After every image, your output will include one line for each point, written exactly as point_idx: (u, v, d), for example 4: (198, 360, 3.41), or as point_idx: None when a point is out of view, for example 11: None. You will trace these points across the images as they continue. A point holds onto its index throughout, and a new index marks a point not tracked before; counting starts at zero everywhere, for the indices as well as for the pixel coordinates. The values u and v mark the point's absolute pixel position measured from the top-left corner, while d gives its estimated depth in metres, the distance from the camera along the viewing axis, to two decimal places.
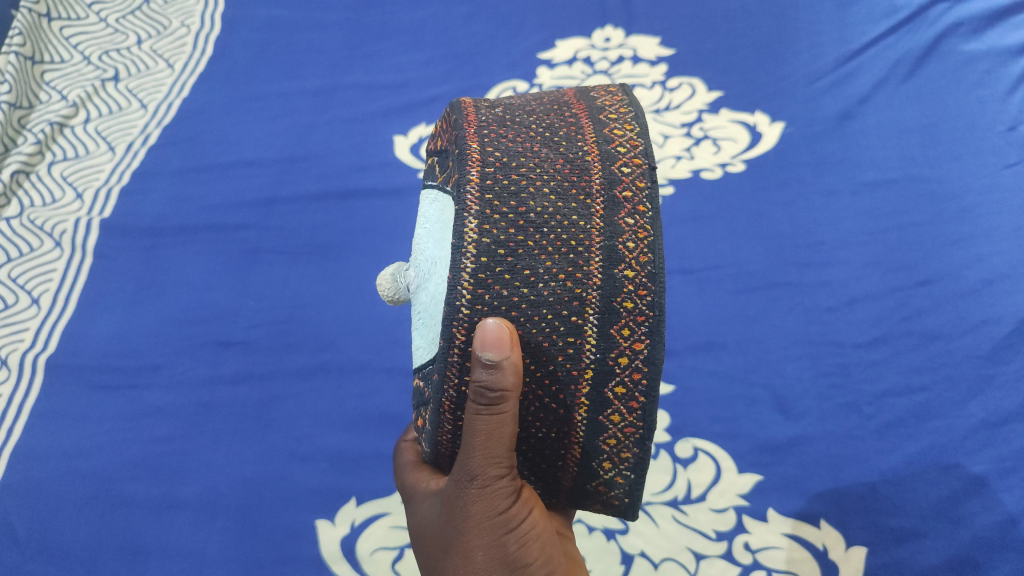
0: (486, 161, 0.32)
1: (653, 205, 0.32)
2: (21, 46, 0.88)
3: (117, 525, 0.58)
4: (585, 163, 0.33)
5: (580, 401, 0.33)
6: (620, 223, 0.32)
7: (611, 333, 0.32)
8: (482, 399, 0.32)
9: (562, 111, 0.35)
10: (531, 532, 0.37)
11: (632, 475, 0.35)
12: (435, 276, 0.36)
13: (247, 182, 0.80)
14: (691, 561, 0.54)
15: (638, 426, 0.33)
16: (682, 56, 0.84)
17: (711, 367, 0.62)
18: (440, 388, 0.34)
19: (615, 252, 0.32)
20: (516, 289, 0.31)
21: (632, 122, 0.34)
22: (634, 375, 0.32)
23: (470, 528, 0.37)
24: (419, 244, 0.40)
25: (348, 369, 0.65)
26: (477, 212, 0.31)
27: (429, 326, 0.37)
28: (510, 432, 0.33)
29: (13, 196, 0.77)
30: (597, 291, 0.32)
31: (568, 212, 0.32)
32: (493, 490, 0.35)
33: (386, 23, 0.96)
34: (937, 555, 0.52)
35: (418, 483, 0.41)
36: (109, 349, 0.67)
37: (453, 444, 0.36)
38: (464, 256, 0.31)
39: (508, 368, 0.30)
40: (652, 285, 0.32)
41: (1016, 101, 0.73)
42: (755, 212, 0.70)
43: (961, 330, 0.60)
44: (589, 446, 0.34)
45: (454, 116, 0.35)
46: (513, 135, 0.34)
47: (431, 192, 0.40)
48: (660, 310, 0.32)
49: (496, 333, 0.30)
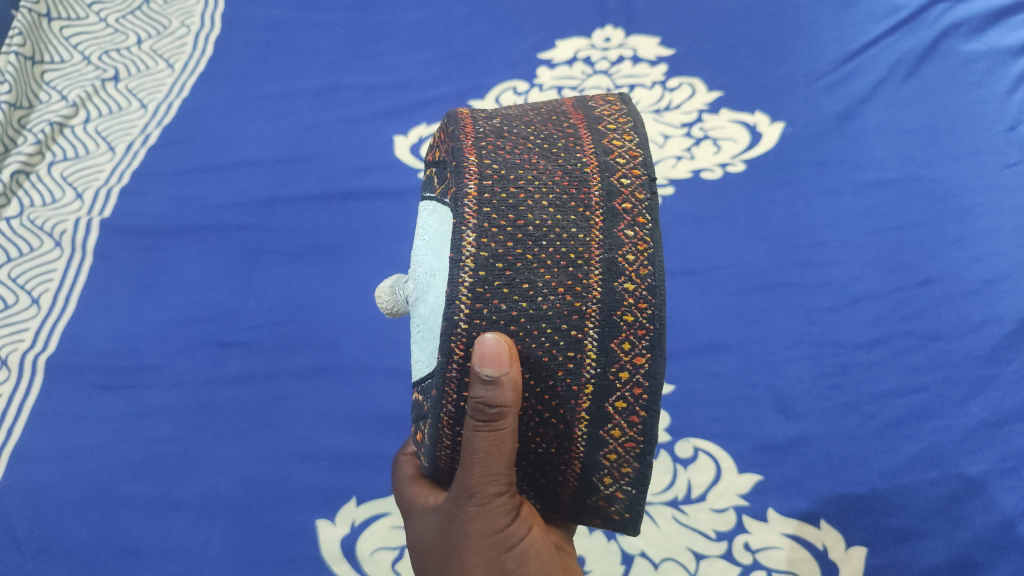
0: (484, 173, 0.32)
1: (653, 216, 0.32)
2: (21, 46, 0.88)
3: (117, 525, 0.58)
4: (584, 175, 0.33)
5: (580, 415, 0.33)
6: (619, 236, 0.32)
7: (612, 347, 0.32)
8: (481, 415, 0.32)
9: (560, 121, 0.35)
10: (530, 549, 0.37)
11: (633, 490, 0.35)
12: (433, 289, 0.36)
13: (247, 183, 0.80)
14: (691, 561, 0.54)
15: (639, 441, 0.33)
16: (682, 56, 0.84)
17: (711, 368, 0.62)
18: (438, 403, 0.33)
19: (615, 265, 0.32)
20: (515, 303, 0.31)
21: (631, 132, 0.34)
22: (634, 390, 0.32)
23: (468, 546, 0.37)
24: (417, 256, 0.40)
25: (348, 369, 0.65)
26: (475, 226, 0.31)
27: (428, 340, 0.36)
28: (509, 449, 0.33)
29: (13, 196, 0.77)
30: (596, 304, 0.32)
31: (567, 225, 0.32)
32: (491, 508, 0.35)
33: (386, 23, 0.96)
34: (936, 555, 0.52)
35: (415, 498, 0.41)
36: (109, 349, 0.67)
37: (451, 459, 0.36)
38: (462, 270, 0.31)
39: (506, 384, 0.30)
40: (652, 298, 0.32)
41: (1016, 101, 0.73)
42: (755, 212, 0.70)
43: (962, 330, 0.60)
44: (590, 461, 0.34)
45: (451, 127, 0.35)
46: (510, 147, 0.34)
47: (429, 203, 0.40)
48: (661, 323, 0.32)
49: (494, 348, 0.30)
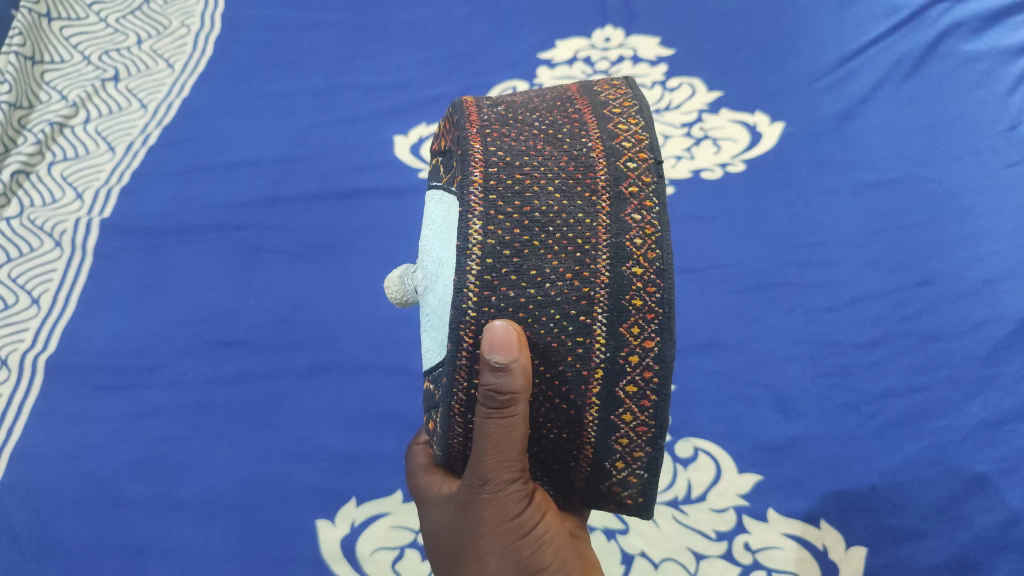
0: (489, 161, 0.32)
1: (660, 200, 0.32)
2: (21, 46, 0.88)
3: (117, 525, 0.58)
4: (590, 160, 0.33)
5: (591, 401, 0.33)
6: (626, 220, 0.32)
7: (621, 332, 0.32)
8: (492, 403, 0.32)
9: (565, 107, 0.35)
10: (545, 536, 0.37)
11: (645, 473, 0.35)
12: (442, 278, 0.36)
13: (247, 182, 0.79)
14: (691, 561, 0.54)
15: (650, 425, 0.33)
16: (682, 56, 0.84)
17: (711, 367, 0.62)
18: (449, 391, 0.33)
19: (622, 249, 0.32)
20: (523, 290, 0.31)
21: (637, 116, 0.34)
22: (644, 373, 0.32)
23: (484, 533, 0.37)
24: (426, 246, 0.40)
25: (348, 368, 0.65)
26: (482, 213, 0.31)
27: (438, 329, 0.36)
28: (521, 435, 0.33)
29: (13, 195, 0.77)
30: (605, 290, 0.32)
31: (574, 210, 0.32)
32: (505, 495, 0.35)
33: (386, 23, 0.96)
34: (936, 555, 0.52)
35: (430, 486, 0.41)
36: (110, 348, 0.67)
37: (463, 448, 0.36)
38: (469, 259, 0.31)
39: (517, 370, 0.30)
40: (661, 282, 0.32)
41: (1015, 100, 0.73)
42: (755, 212, 0.70)
43: (962, 330, 0.60)
44: (601, 446, 0.34)
45: (457, 116, 0.35)
46: (515, 134, 0.34)
47: (435, 193, 0.40)
48: (670, 306, 0.32)
49: (504, 335, 0.30)
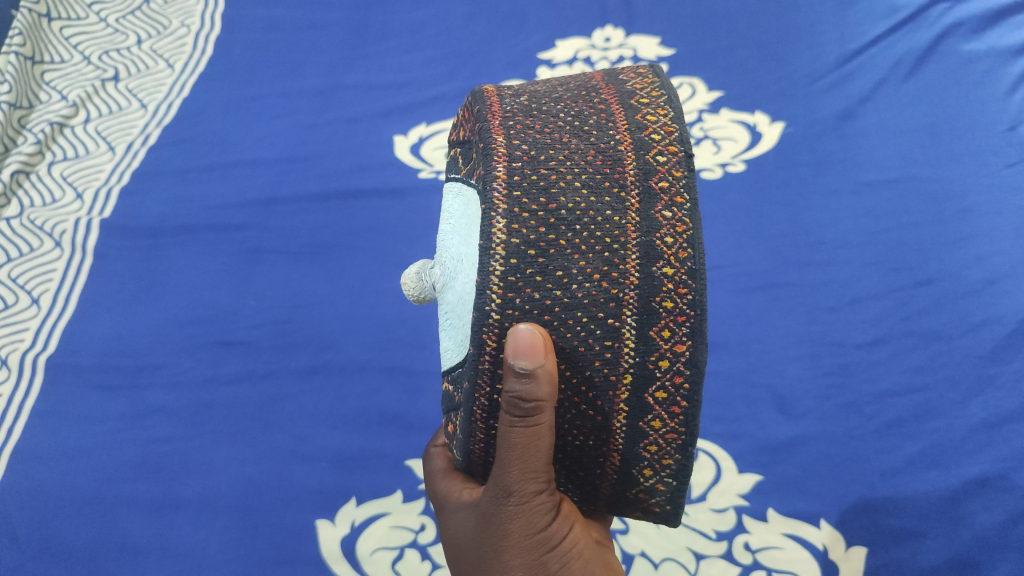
0: (513, 155, 0.32)
1: (691, 196, 0.32)
2: (20, 46, 0.88)
3: (115, 526, 0.58)
4: (618, 153, 0.32)
5: (619, 407, 0.33)
6: (656, 217, 0.32)
7: (651, 336, 0.32)
8: (517, 411, 0.32)
9: (591, 98, 0.35)
10: (572, 550, 0.37)
11: (673, 482, 0.35)
12: (461, 276, 0.36)
13: (247, 182, 0.79)
14: (691, 561, 0.54)
15: (680, 431, 0.33)
16: (682, 57, 0.85)
17: (711, 367, 0.62)
18: (471, 396, 0.33)
19: (653, 248, 0.31)
20: (549, 292, 0.31)
21: (665, 107, 0.34)
22: (674, 379, 0.32)
23: (508, 547, 0.37)
24: (444, 242, 0.39)
25: (349, 368, 0.65)
26: (505, 211, 0.31)
27: (457, 328, 0.36)
28: (546, 445, 0.33)
29: (13, 195, 0.77)
30: (635, 291, 0.31)
31: (601, 207, 0.32)
32: (531, 507, 0.35)
33: (386, 23, 0.96)
34: (936, 555, 0.52)
35: (450, 492, 0.41)
36: (111, 348, 0.67)
37: (486, 453, 0.36)
38: (493, 259, 0.31)
39: (542, 376, 0.30)
40: (692, 283, 0.31)
41: (1015, 100, 0.73)
42: (755, 212, 0.70)
43: (962, 330, 0.60)
44: (629, 453, 0.34)
45: (478, 106, 0.35)
46: (539, 126, 0.33)
47: (454, 185, 0.40)
48: (702, 308, 0.32)
49: (529, 340, 0.30)
